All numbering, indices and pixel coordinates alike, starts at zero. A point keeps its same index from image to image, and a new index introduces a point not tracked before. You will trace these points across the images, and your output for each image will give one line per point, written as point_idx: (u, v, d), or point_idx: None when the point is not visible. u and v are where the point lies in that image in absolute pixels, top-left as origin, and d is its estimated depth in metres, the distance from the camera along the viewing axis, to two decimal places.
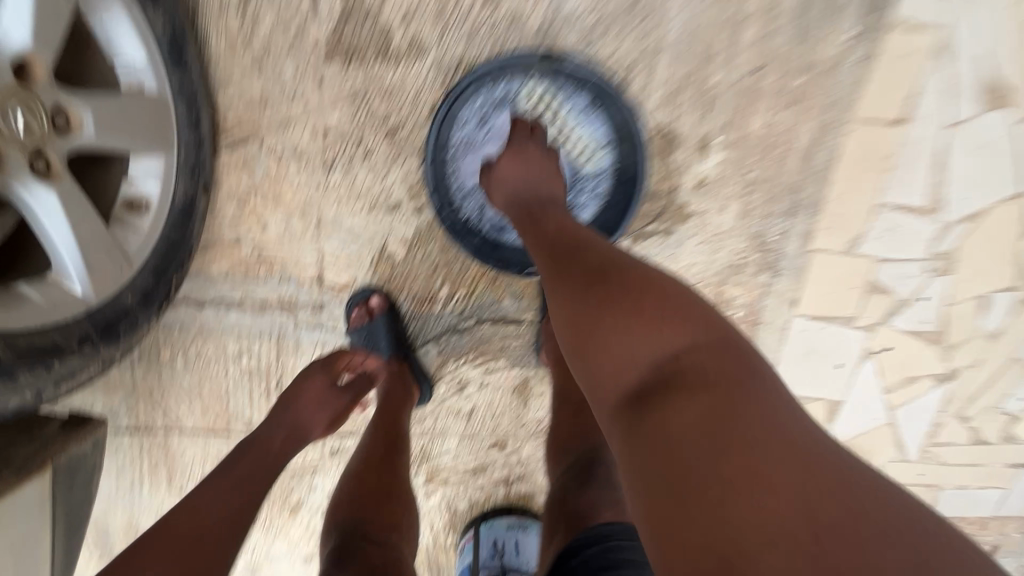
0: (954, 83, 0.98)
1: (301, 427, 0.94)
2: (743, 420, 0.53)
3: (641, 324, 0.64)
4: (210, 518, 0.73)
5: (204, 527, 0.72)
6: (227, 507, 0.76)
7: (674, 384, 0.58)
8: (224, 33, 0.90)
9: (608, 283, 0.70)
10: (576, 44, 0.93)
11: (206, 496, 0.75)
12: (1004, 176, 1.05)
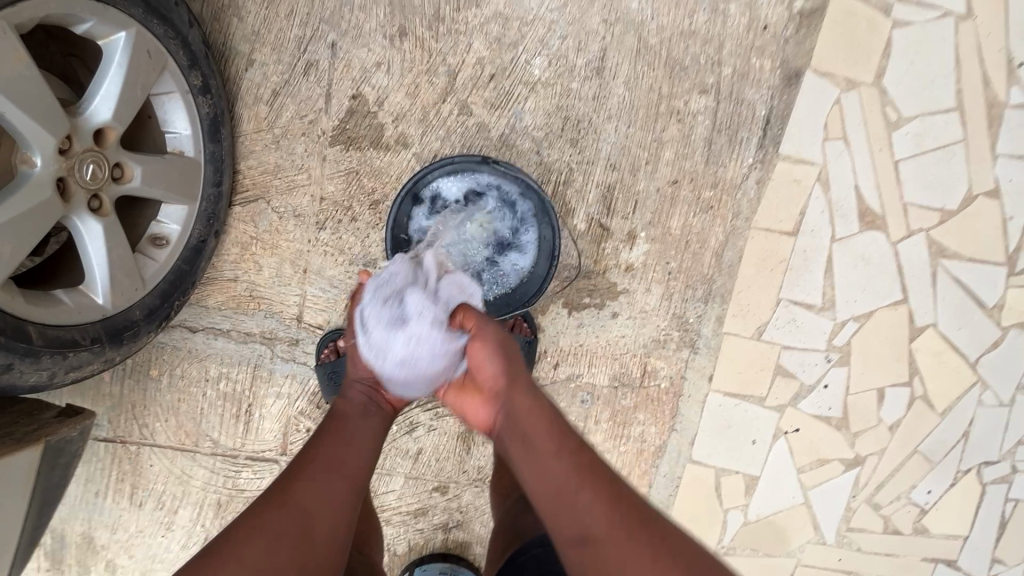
0: (835, 207, 1.21)
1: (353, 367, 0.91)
2: None
3: (585, 509, 0.73)
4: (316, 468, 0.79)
5: (315, 484, 0.77)
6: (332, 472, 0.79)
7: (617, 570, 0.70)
8: (253, 118, 1.15)
9: (559, 446, 0.78)
10: (529, 150, 1.18)
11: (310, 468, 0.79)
12: (884, 285, 1.25)
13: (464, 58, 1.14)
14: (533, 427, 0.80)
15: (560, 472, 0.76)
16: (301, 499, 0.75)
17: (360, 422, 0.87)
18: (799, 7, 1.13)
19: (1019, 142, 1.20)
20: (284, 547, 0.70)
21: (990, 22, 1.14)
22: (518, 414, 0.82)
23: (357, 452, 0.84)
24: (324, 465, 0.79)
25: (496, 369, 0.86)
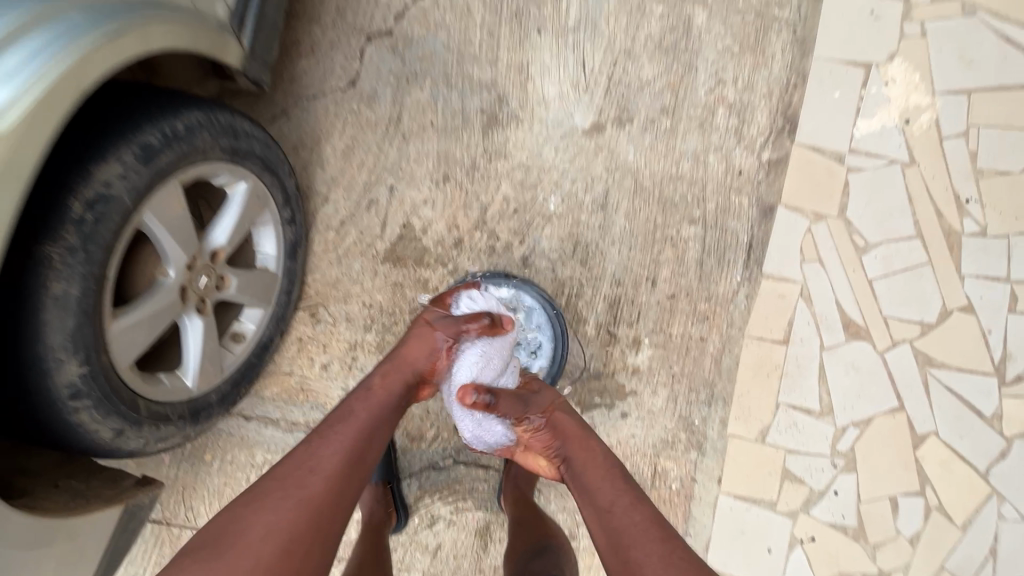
0: (820, 320, 1.35)
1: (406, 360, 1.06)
2: None
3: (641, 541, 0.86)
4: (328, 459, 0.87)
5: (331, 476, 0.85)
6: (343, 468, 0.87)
7: None
8: (322, 241, 1.42)
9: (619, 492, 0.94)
10: (546, 268, 1.40)
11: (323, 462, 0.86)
12: (879, 392, 1.34)
13: (493, 197, 1.41)
14: (596, 472, 0.98)
15: (620, 507, 0.91)
16: (300, 473, 0.84)
17: (376, 408, 0.98)
18: (767, 157, 1.39)
19: (983, 264, 1.35)
20: (285, 519, 0.78)
21: (934, 167, 1.36)
22: (582, 463, 0.99)
23: (359, 433, 0.92)
24: (333, 456, 0.87)
25: (563, 429, 1.03)
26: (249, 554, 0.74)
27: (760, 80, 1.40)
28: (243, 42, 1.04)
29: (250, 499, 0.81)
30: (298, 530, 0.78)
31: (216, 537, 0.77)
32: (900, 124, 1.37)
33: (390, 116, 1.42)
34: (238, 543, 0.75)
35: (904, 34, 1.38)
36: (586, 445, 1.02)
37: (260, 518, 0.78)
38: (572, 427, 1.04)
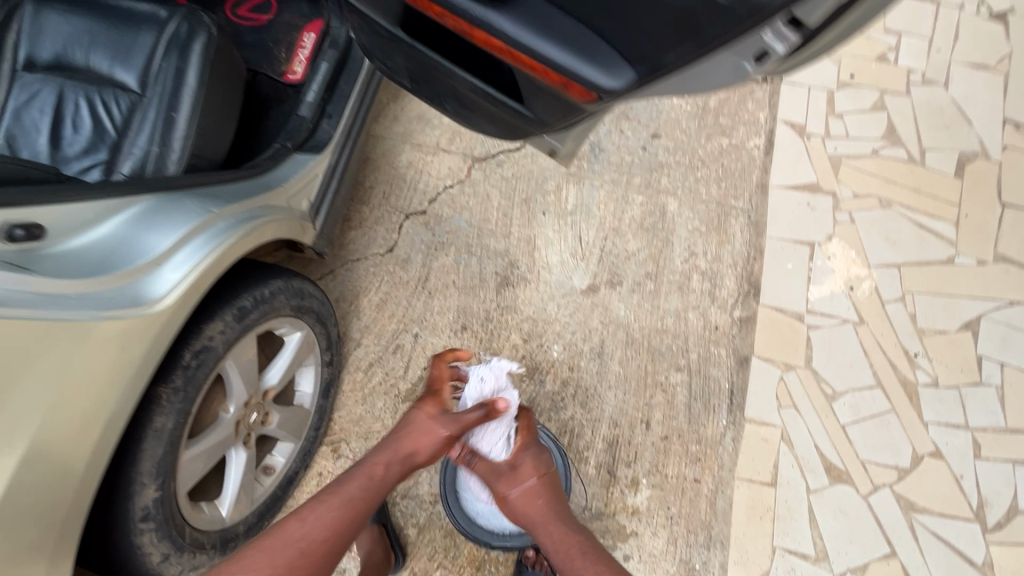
0: (803, 463, 1.47)
1: (420, 442, 1.12)
2: None
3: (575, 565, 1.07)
4: (338, 521, 0.99)
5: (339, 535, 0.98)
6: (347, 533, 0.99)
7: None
8: (351, 380, 1.60)
9: (555, 531, 1.14)
10: (551, 409, 1.56)
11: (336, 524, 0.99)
12: (869, 537, 1.41)
13: (504, 345, 1.63)
14: (560, 533, 1.13)
15: (558, 542, 1.12)
16: (294, 551, 0.93)
17: (382, 484, 1.07)
18: (738, 314, 1.63)
19: (942, 413, 1.51)
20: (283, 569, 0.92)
21: (882, 326, 1.60)
22: (549, 530, 1.14)
23: (352, 516, 1.01)
24: (341, 518, 0.99)
25: (530, 504, 1.16)
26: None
27: (726, 253, 1.71)
28: (317, 226, 1.34)
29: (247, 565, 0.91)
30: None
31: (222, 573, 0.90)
32: (847, 290, 1.64)
33: (419, 276, 1.70)
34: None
35: (837, 220, 1.72)
36: (552, 512, 1.16)
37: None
38: (542, 499, 1.17)
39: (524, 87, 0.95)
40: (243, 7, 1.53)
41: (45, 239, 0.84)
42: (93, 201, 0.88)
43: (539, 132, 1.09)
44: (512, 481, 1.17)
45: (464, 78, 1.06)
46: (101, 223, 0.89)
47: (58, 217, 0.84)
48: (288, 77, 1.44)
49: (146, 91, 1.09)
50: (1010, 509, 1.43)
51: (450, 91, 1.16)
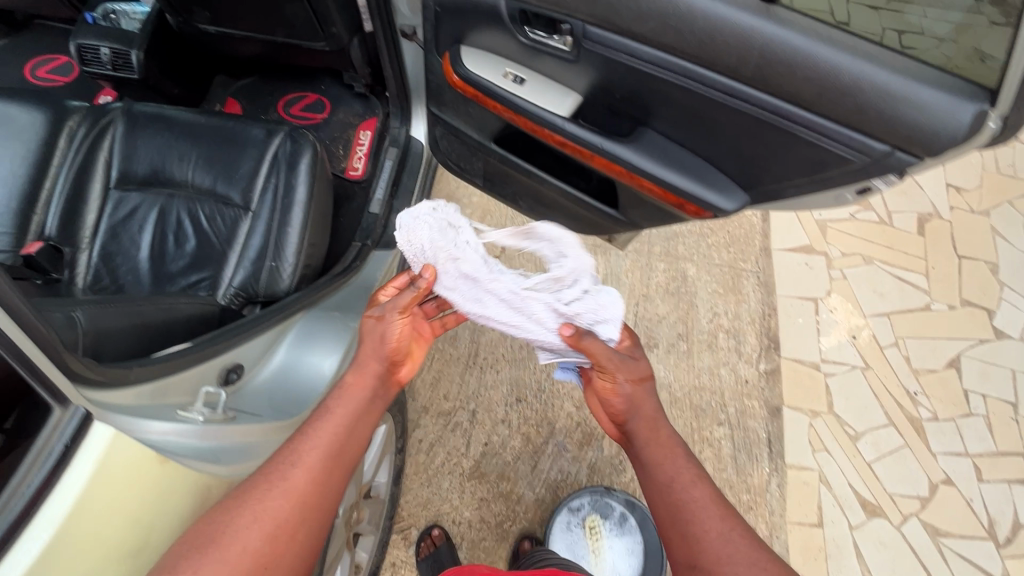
0: (842, 501, 1.63)
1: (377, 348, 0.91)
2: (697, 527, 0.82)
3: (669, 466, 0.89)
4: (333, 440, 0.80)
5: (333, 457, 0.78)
6: (340, 454, 0.80)
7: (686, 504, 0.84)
8: (414, 462, 1.61)
9: (655, 445, 0.92)
10: (611, 473, 1.64)
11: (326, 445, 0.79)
12: (907, 565, 1.57)
13: (560, 413, 1.70)
14: (672, 455, 0.90)
15: (664, 454, 0.90)
16: (304, 477, 0.74)
17: (354, 410, 0.85)
18: (764, 367, 1.81)
19: (946, 443, 1.72)
20: (282, 513, 0.70)
21: (884, 369, 1.82)
22: (653, 443, 0.92)
23: (348, 439, 0.82)
24: (332, 441, 0.80)
25: (636, 403, 0.95)
26: (264, 549, 0.68)
27: (744, 311, 1.89)
28: None
29: (250, 502, 0.70)
30: (299, 524, 0.72)
31: (212, 530, 0.66)
32: (850, 339, 1.86)
33: (469, 351, 1.75)
34: (237, 545, 0.66)
35: (832, 277, 1.96)
36: (654, 424, 0.94)
37: (258, 519, 0.69)
38: (649, 406, 0.95)
39: (623, 197, 1.10)
40: (295, 107, 1.59)
41: (240, 378, 0.92)
42: (266, 334, 0.97)
43: (622, 231, 1.22)
44: (628, 370, 0.95)
45: (556, 186, 1.17)
46: (274, 354, 0.99)
47: (248, 354, 0.93)
48: (350, 174, 1.51)
49: (251, 205, 1.12)
50: (1013, 524, 1.64)
51: (530, 193, 1.28)
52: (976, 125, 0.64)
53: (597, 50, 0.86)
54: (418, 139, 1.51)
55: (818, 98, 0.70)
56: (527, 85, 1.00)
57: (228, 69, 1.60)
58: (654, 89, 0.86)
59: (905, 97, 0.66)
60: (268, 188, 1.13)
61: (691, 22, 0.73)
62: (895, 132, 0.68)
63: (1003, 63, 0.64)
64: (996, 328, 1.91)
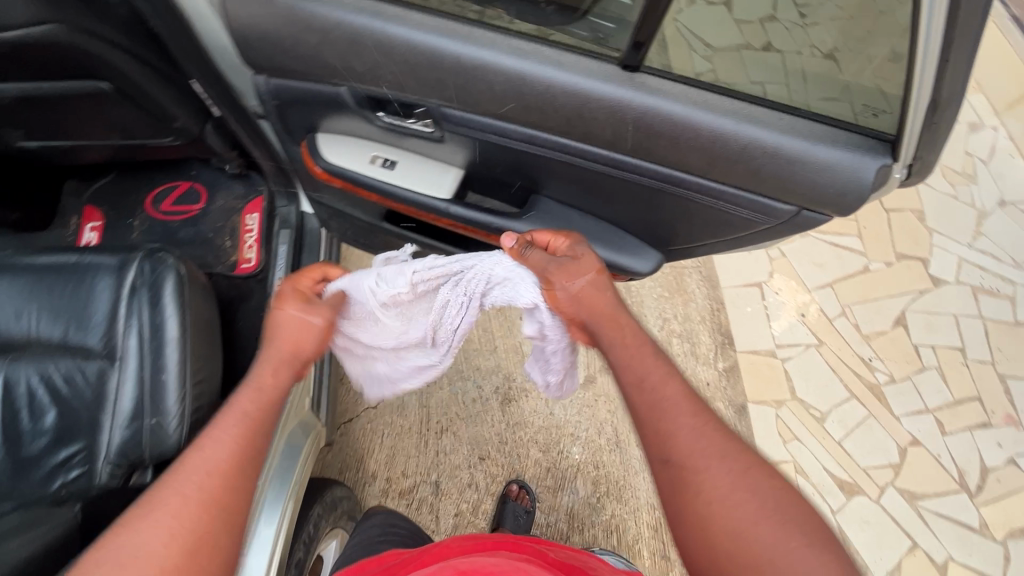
0: (820, 487, 1.62)
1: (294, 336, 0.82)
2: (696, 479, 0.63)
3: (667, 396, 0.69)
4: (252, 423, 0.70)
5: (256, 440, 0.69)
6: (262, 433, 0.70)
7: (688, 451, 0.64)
8: None
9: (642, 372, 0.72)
10: (591, 515, 1.56)
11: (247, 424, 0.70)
12: (892, 538, 1.57)
13: (527, 463, 1.61)
14: (642, 363, 0.73)
15: (660, 379, 0.71)
16: (208, 481, 0.63)
17: (270, 395, 0.75)
18: (722, 365, 1.76)
19: (906, 404, 1.74)
20: (204, 506, 0.61)
21: (836, 342, 1.82)
22: (666, 387, 0.70)
23: (260, 427, 0.70)
24: (251, 422, 0.70)
25: (592, 300, 0.77)
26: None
27: (692, 310, 1.83)
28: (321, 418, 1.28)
29: (154, 514, 0.59)
30: (224, 513, 0.62)
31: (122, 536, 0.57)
32: (800, 318, 1.85)
33: (420, 419, 1.63)
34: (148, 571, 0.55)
35: (772, 257, 1.94)
36: (625, 329, 0.76)
37: (170, 520, 0.59)
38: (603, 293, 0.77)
39: None
40: (164, 201, 1.40)
41: None
42: None
43: None
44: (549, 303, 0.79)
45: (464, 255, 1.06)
46: None
47: None
48: (242, 267, 1.32)
49: (115, 353, 0.96)
50: (982, 471, 1.66)
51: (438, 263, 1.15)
52: (880, 178, 0.65)
53: (465, 132, 0.77)
54: (310, 213, 1.39)
55: (726, 165, 0.67)
56: (401, 168, 0.89)
57: (78, 175, 1.40)
58: (539, 163, 0.77)
59: (808, 158, 0.64)
60: (133, 327, 0.96)
61: (553, 103, 0.67)
62: (804, 191, 0.67)
63: (899, 118, 0.62)
64: (933, 276, 1.93)
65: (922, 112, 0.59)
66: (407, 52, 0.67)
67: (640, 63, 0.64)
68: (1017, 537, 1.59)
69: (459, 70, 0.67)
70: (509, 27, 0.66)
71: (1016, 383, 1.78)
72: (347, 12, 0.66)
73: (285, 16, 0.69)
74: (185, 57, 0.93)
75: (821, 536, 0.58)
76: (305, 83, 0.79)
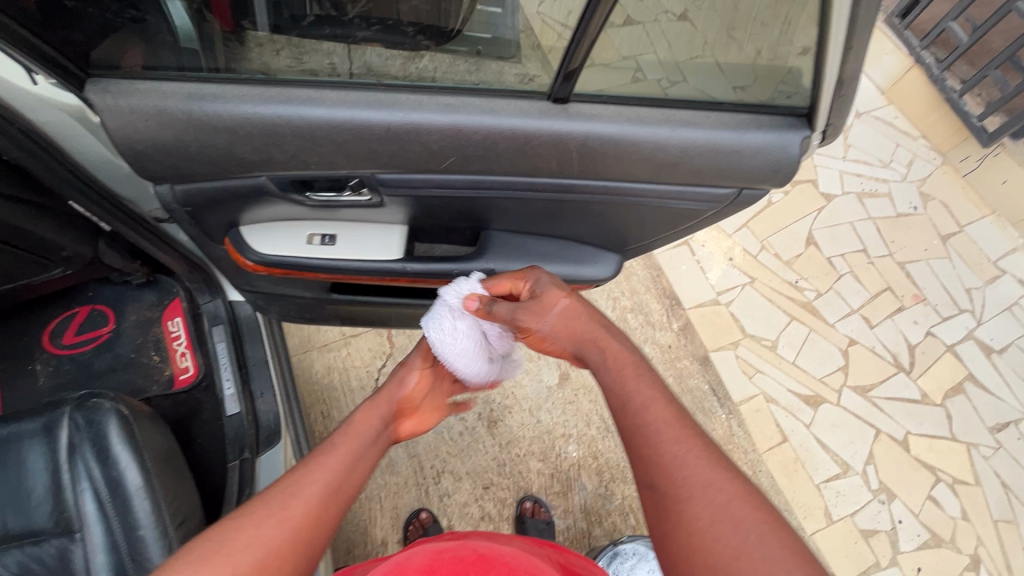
0: (790, 408, 1.76)
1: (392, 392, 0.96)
2: (676, 472, 0.67)
3: (651, 405, 0.75)
4: (339, 470, 0.78)
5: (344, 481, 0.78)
6: (349, 471, 0.79)
7: (676, 461, 0.68)
8: None
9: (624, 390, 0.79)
10: (604, 505, 1.60)
11: (345, 460, 0.80)
12: (859, 431, 1.75)
13: (530, 477, 1.61)
14: (635, 376, 0.80)
15: (646, 392, 0.77)
16: (304, 505, 0.71)
17: (358, 442, 0.85)
18: (677, 326, 1.84)
19: (836, 311, 1.93)
20: (290, 524, 0.68)
21: (765, 274, 1.98)
22: (649, 409, 0.74)
23: (354, 471, 0.80)
24: (342, 458, 0.80)
25: (574, 329, 0.89)
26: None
27: (637, 283, 1.88)
28: None
29: (256, 524, 0.67)
30: (308, 542, 0.69)
31: (229, 532, 0.65)
32: (729, 262, 1.99)
33: (413, 470, 1.58)
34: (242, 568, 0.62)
35: None
36: (611, 350, 0.86)
37: (270, 531, 0.66)
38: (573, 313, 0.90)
39: None
40: (65, 335, 1.24)
41: None
42: None
43: None
44: (543, 310, 0.90)
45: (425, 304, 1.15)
46: None
47: None
48: (181, 378, 1.22)
49: (69, 524, 0.83)
50: (909, 349, 1.89)
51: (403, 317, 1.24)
52: (803, 147, 0.81)
53: (401, 191, 0.85)
54: (241, 301, 1.27)
55: (678, 164, 0.81)
56: (340, 240, 0.95)
57: None
58: (493, 202, 0.88)
59: (744, 142, 0.79)
60: (84, 489, 0.84)
61: (496, 147, 0.77)
62: (745, 170, 0.82)
63: (811, 95, 0.78)
64: (824, 193, 2.15)
65: (831, 87, 0.73)
66: (335, 131, 0.74)
67: (569, 93, 0.76)
68: (950, 395, 1.83)
69: (383, 135, 0.75)
70: (433, 84, 0.77)
71: (913, 266, 2.04)
72: (257, 104, 0.72)
73: (183, 121, 0.72)
74: (57, 182, 0.82)
75: (792, 542, 0.60)
76: (216, 181, 0.82)
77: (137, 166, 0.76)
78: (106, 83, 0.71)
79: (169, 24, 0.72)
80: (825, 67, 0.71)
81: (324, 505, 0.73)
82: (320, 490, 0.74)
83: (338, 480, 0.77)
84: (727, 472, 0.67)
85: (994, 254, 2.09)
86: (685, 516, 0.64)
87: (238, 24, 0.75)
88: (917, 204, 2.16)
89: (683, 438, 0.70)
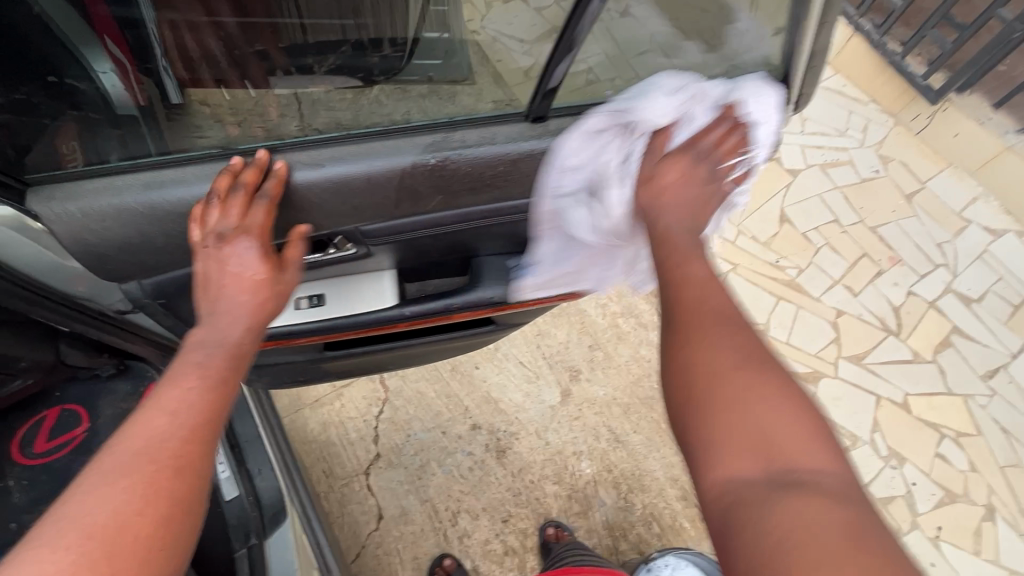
0: None
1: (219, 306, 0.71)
2: (746, 422, 0.56)
3: (713, 340, 0.62)
4: (175, 413, 0.59)
5: (192, 421, 0.60)
6: (197, 408, 0.61)
7: (752, 418, 0.56)
8: None
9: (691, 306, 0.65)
10: (626, 517, 1.58)
11: (185, 396, 0.61)
12: (860, 400, 1.76)
13: (548, 502, 1.58)
14: (705, 280, 0.68)
15: (710, 317, 0.64)
16: (134, 467, 0.54)
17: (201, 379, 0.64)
18: None
19: (819, 284, 1.96)
20: (121, 493, 0.52)
21: (745, 258, 1.99)
22: (716, 322, 0.64)
23: (213, 403, 0.63)
24: (178, 391, 0.62)
25: (675, 214, 0.75)
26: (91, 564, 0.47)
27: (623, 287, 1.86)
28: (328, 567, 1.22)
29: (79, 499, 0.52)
30: (155, 502, 0.53)
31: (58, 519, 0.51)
32: (709, 251, 1.99)
33: (427, 515, 1.53)
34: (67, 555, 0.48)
35: None
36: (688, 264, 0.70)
37: (92, 510, 0.51)
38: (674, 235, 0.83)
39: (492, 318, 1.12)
40: (36, 442, 1.13)
41: None
42: None
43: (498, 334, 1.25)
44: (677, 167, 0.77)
45: (421, 342, 1.13)
46: None
47: None
48: None
49: None
50: (894, 311, 1.93)
51: (398, 358, 1.23)
52: (785, 120, 0.83)
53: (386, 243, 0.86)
54: None
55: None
56: (328, 298, 0.96)
57: None
58: (476, 235, 0.90)
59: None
60: None
61: (482, 176, 0.79)
62: None
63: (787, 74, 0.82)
64: (790, 169, 2.18)
65: (805, 61, 0.79)
66: (312, 192, 0.74)
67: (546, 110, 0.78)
68: (940, 350, 1.87)
69: (362, 186, 0.75)
70: (408, 124, 0.77)
71: (885, 228, 2.08)
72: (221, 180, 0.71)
73: (144, 213, 0.71)
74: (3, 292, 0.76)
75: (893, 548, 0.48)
76: (186, 269, 0.80)
77: (103, 268, 0.75)
78: (51, 189, 0.69)
79: (100, 93, 0.72)
80: (802, 42, 0.76)
81: (176, 451, 0.57)
82: (157, 434, 0.57)
83: (183, 418, 0.59)
84: (808, 435, 0.56)
85: (959, 207, 2.15)
86: (745, 493, 0.53)
87: (165, 96, 0.76)
88: (879, 167, 2.21)
89: (761, 385, 0.58)
